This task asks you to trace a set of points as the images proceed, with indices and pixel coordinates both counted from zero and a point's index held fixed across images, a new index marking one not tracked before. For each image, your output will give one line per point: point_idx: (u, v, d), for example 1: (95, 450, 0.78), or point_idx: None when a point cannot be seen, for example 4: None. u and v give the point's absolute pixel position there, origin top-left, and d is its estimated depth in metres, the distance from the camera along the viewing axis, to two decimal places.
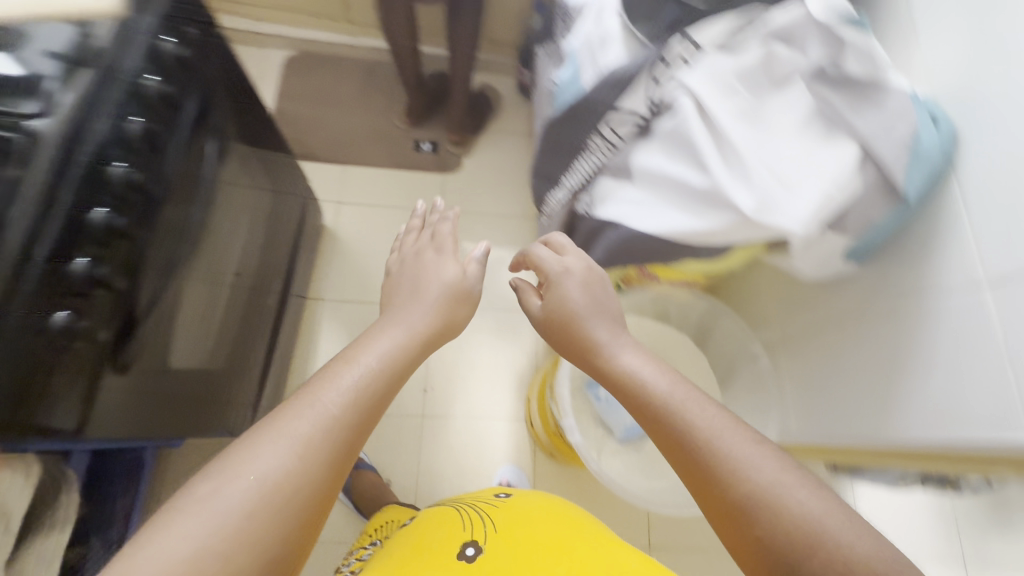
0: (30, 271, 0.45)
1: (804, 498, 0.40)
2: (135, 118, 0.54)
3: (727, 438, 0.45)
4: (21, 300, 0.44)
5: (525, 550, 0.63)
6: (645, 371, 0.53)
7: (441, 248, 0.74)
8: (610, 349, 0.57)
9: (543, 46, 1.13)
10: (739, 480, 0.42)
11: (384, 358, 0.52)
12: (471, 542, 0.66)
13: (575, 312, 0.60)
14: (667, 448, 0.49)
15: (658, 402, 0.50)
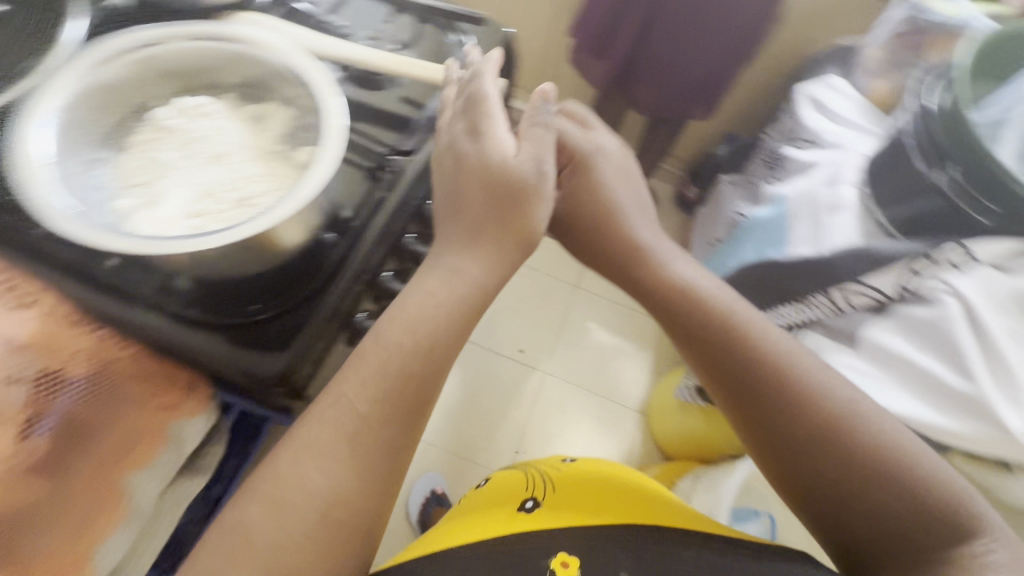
0: (366, 276, 0.53)
1: (884, 428, 0.48)
2: None
3: (811, 368, 0.51)
4: (353, 294, 0.52)
5: (582, 507, 0.65)
6: (697, 281, 0.56)
7: (480, 129, 0.53)
8: (662, 258, 0.57)
9: (729, 175, 1.21)
10: (823, 406, 0.49)
11: (443, 291, 0.50)
12: (532, 497, 0.69)
13: (647, 244, 0.58)
14: (732, 382, 0.52)
15: (746, 327, 0.53)
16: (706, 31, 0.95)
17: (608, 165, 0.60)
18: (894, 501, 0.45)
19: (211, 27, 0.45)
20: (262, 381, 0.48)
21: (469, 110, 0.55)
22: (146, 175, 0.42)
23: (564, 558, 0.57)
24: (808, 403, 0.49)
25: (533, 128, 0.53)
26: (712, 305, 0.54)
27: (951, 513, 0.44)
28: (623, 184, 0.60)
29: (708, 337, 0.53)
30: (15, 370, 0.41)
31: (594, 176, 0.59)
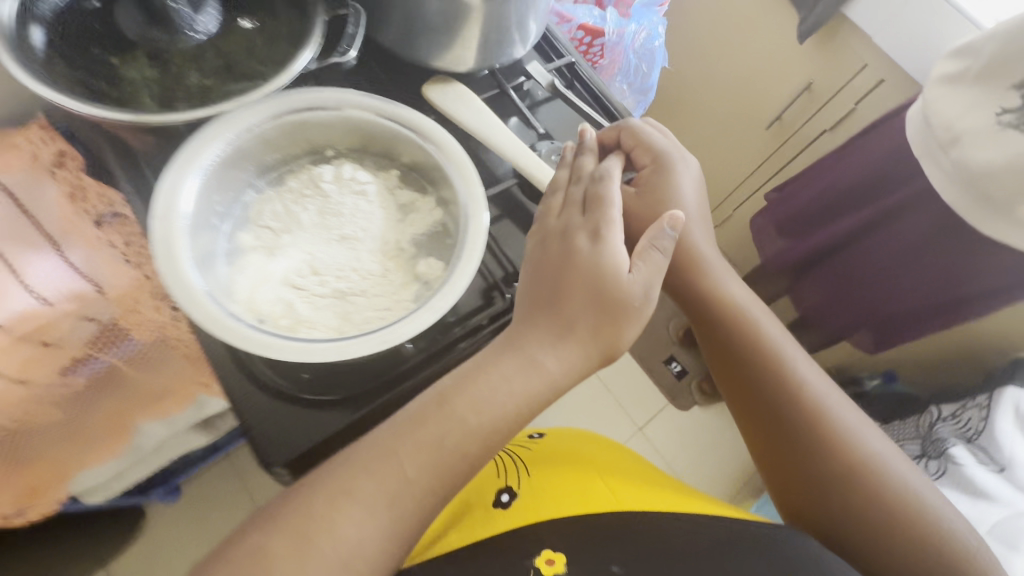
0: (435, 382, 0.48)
1: (896, 477, 0.51)
2: None
3: (836, 406, 0.54)
4: None
5: (560, 494, 0.56)
6: (747, 300, 0.57)
7: (600, 233, 0.47)
8: (717, 272, 0.57)
9: None
10: (846, 450, 0.52)
11: (515, 389, 0.43)
12: (506, 487, 0.60)
13: (711, 260, 0.56)
14: (766, 413, 0.55)
15: (780, 358, 0.55)
16: (918, 276, 0.81)
17: (694, 192, 0.56)
18: (907, 538, 0.49)
19: (408, 113, 0.41)
20: (268, 465, 0.42)
21: (586, 206, 0.48)
22: (276, 235, 0.40)
23: (549, 555, 0.50)
24: (835, 445, 0.52)
25: (652, 252, 0.47)
26: (754, 334, 0.56)
27: (951, 544, 0.49)
28: (693, 192, 0.56)
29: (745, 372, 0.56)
30: (95, 314, 0.50)
31: (668, 188, 0.55)
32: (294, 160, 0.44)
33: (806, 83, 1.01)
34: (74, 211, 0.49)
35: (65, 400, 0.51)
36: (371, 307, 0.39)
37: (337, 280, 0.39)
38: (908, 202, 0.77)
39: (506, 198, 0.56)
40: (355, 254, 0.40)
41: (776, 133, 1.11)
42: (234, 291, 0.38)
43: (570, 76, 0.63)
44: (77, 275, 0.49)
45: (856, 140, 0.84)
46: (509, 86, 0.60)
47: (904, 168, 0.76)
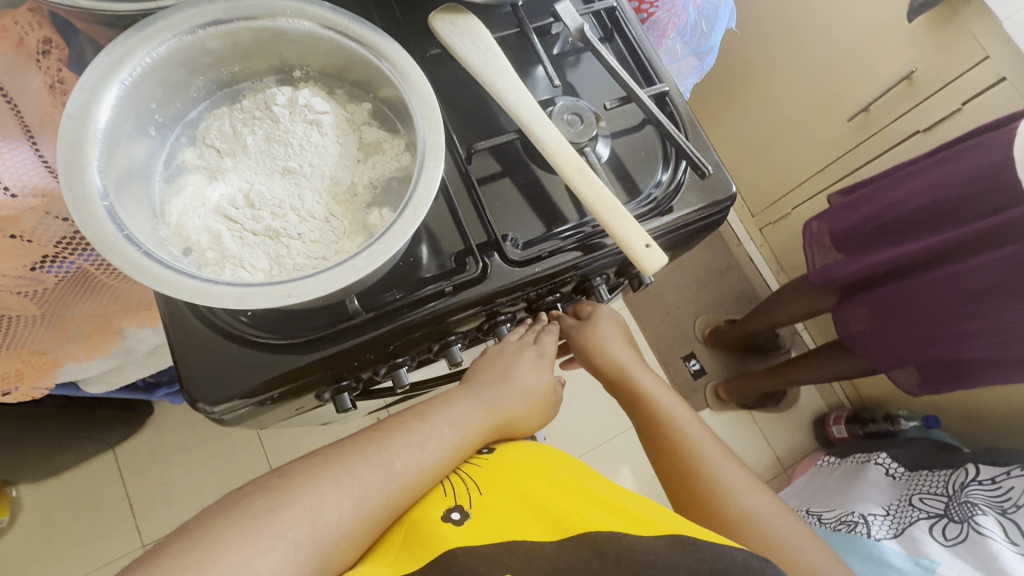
0: (391, 334, 0.44)
1: (803, 553, 0.45)
2: (564, 250, 0.48)
3: (720, 464, 0.51)
4: (347, 367, 0.44)
5: (518, 524, 0.43)
6: (656, 385, 0.56)
7: (544, 356, 0.54)
8: (628, 363, 0.57)
9: (886, 458, 0.96)
10: (751, 525, 0.46)
11: (456, 422, 0.47)
12: (455, 506, 0.44)
13: (623, 362, 0.57)
14: (674, 473, 0.52)
15: (661, 410, 0.54)
16: (977, 326, 0.71)
17: (614, 326, 0.58)
18: None
19: (379, 33, 0.35)
20: (196, 401, 0.41)
21: (536, 337, 0.55)
22: (217, 161, 0.36)
23: None
24: (715, 498, 0.48)
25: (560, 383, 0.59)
26: (665, 407, 0.54)
27: None
28: (620, 339, 0.58)
29: (638, 418, 0.56)
30: (64, 214, 0.48)
31: (603, 339, 0.57)
32: (258, 77, 0.39)
33: (908, 70, 0.85)
34: (53, 106, 0.48)
35: (33, 294, 0.52)
36: (306, 253, 0.35)
37: (272, 218, 0.35)
38: (988, 233, 0.65)
39: (506, 150, 0.51)
40: (299, 191, 0.36)
41: (858, 127, 0.97)
42: (165, 213, 0.35)
43: (610, 24, 0.55)
44: (45, 170, 0.47)
45: (951, 147, 0.71)
46: (535, 27, 0.54)
47: (1000, 188, 0.64)
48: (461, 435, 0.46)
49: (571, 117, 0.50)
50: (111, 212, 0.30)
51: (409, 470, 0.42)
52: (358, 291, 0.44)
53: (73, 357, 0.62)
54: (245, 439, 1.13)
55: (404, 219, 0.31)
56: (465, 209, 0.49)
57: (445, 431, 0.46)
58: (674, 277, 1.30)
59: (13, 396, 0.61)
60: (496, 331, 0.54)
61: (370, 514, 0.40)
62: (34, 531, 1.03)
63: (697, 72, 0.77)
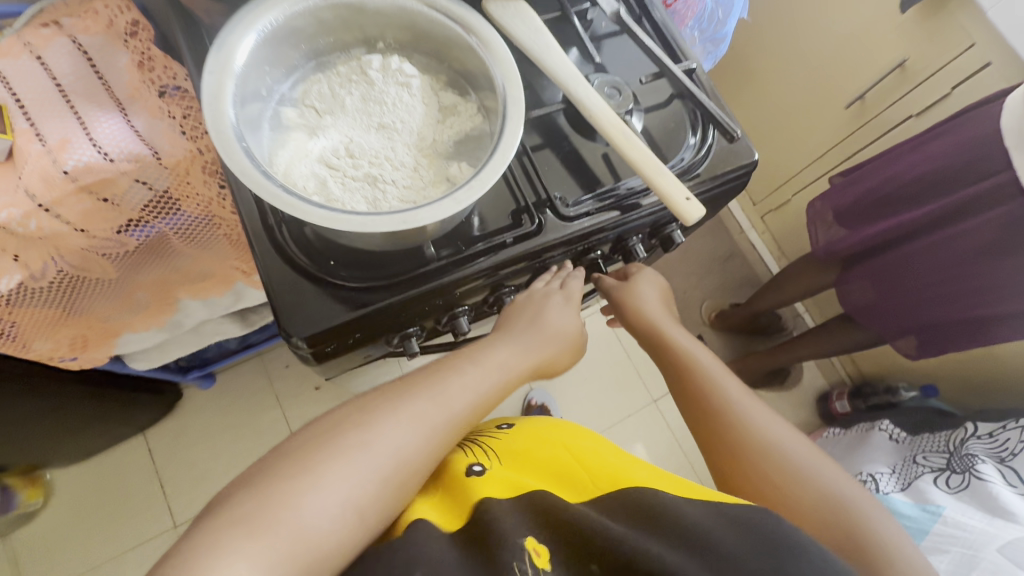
0: (457, 281, 0.49)
1: (815, 472, 0.46)
2: (602, 206, 0.53)
3: (737, 395, 0.53)
4: (418, 310, 0.49)
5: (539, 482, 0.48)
6: (681, 335, 0.60)
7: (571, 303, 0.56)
8: (656, 316, 0.61)
9: (889, 424, 1.00)
10: (763, 443, 0.49)
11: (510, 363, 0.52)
12: (478, 462, 0.50)
13: (654, 316, 0.61)
14: (693, 403, 0.54)
15: (697, 365, 0.56)
16: (970, 286, 0.77)
17: (652, 286, 0.64)
18: (826, 506, 0.44)
19: (464, 7, 0.40)
20: (289, 337, 0.45)
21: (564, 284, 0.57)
22: (317, 119, 0.41)
23: (535, 545, 0.40)
24: (741, 439, 0.49)
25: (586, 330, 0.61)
26: (688, 352, 0.58)
27: (863, 523, 0.43)
28: (653, 295, 0.63)
29: (670, 372, 0.59)
30: (150, 180, 0.52)
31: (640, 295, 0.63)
32: (348, 49, 0.44)
33: (900, 59, 0.92)
34: (141, 80, 0.52)
35: (114, 256, 0.56)
36: (399, 197, 0.40)
37: (370, 166, 0.40)
38: (977, 199, 0.72)
39: (550, 121, 0.57)
40: (391, 143, 0.41)
41: (855, 114, 1.03)
42: (274, 162, 0.39)
43: (639, 9, 0.61)
44: (137, 138, 0.51)
45: (944, 124, 0.78)
46: (574, 11, 0.59)
47: (987, 157, 0.70)
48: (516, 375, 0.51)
49: (610, 91, 0.56)
50: (246, 151, 0.34)
51: (467, 409, 0.46)
52: (431, 239, 0.49)
53: (131, 326, 0.68)
54: (272, 421, 1.16)
55: (493, 161, 0.36)
56: (518, 173, 0.54)
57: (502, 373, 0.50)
58: (680, 262, 1.36)
59: (60, 364, 0.65)
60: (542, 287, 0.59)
61: (442, 439, 0.44)
62: (68, 513, 1.05)
63: (710, 59, 0.84)
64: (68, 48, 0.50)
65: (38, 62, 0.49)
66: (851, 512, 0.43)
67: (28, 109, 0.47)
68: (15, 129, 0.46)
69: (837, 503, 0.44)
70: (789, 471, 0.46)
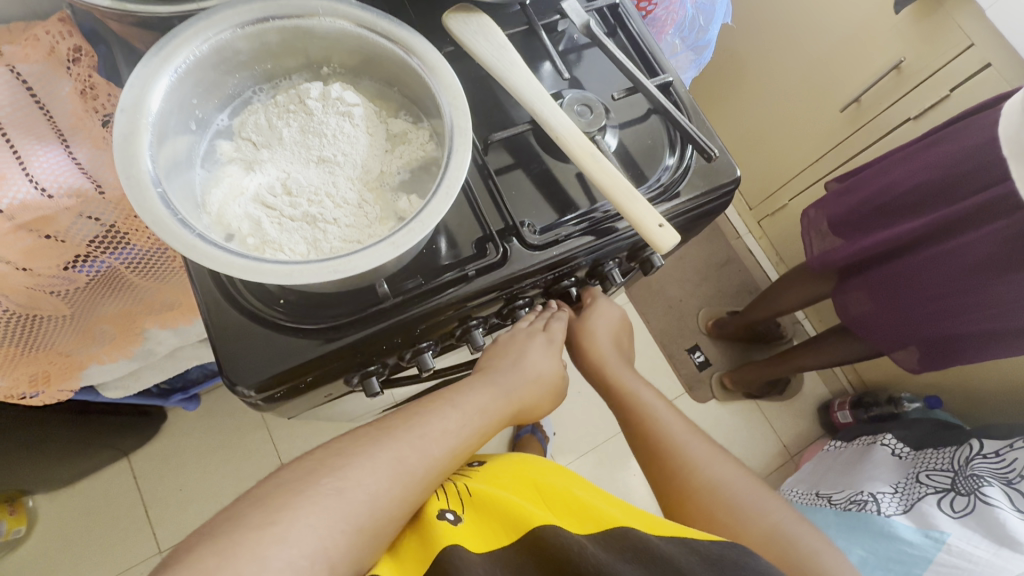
0: (417, 318, 0.46)
1: (763, 517, 0.46)
2: (573, 233, 0.50)
3: (686, 439, 0.52)
4: (376, 350, 0.46)
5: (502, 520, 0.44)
6: (631, 376, 0.58)
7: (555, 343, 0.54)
8: (607, 356, 0.59)
9: (892, 438, 0.97)
10: (712, 491, 0.48)
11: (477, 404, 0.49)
12: (449, 509, 0.46)
13: (603, 355, 0.59)
14: (644, 452, 0.53)
15: (646, 408, 0.55)
16: (971, 301, 0.74)
17: (607, 324, 0.59)
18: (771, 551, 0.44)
19: (405, 29, 0.37)
20: (236, 385, 0.42)
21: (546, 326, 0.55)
22: (254, 154, 0.38)
23: None
24: (689, 488, 0.49)
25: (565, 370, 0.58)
26: (637, 394, 0.56)
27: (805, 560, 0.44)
28: (609, 335, 0.59)
29: (623, 415, 0.57)
30: (96, 215, 0.50)
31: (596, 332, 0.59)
32: (289, 76, 0.41)
33: (897, 61, 0.89)
34: (85, 110, 0.50)
35: (65, 293, 0.53)
36: (342, 237, 0.37)
37: (309, 204, 0.37)
38: (976, 211, 0.68)
39: (518, 142, 0.53)
40: (333, 178, 0.38)
41: (851, 117, 1.00)
42: (205, 203, 0.36)
43: (613, 20, 0.58)
44: (79, 171, 0.49)
45: (942, 129, 0.74)
46: (543, 24, 0.56)
47: (986, 167, 0.67)
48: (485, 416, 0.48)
49: (581, 109, 0.52)
50: (164, 198, 0.32)
51: (428, 460, 0.42)
52: (386, 276, 0.46)
53: (99, 360, 0.63)
54: (259, 442, 1.14)
55: (438, 201, 0.33)
56: (483, 198, 0.51)
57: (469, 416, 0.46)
58: (675, 270, 1.32)
59: (26, 401, 0.60)
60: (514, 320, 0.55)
61: (400, 493, 0.40)
62: (52, 542, 1.03)
63: (695, 66, 0.80)
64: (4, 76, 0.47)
65: None
66: (798, 554, 0.44)
67: None
68: None
69: (794, 554, 0.44)
70: (735, 517, 0.46)
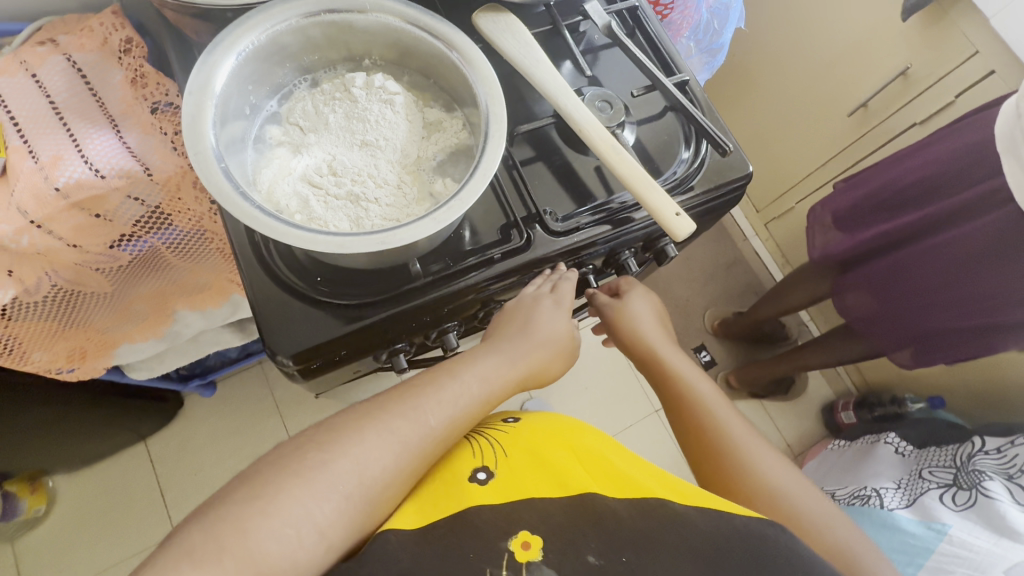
0: (444, 298, 0.49)
1: (805, 505, 0.49)
2: (592, 221, 0.53)
3: (730, 423, 0.55)
4: (405, 327, 0.49)
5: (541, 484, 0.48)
6: (676, 359, 0.60)
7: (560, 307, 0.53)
8: (652, 339, 0.61)
9: (895, 437, 0.98)
10: (755, 475, 0.51)
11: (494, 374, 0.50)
12: (482, 467, 0.49)
13: (649, 338, 0.61)
14: (688, 432, 0.56)
15: (693, 392, 0.57)
16: (963, 294, 0.76)
17: (643, 303, 0.63)
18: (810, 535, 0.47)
19: (445, 23, 0.40)
20: (275, 354, 0.45)
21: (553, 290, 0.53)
22: (302, 137, 0.41)
23: (526, 537, 0.42)
24: (732, 469, 0.52)
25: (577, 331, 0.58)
26: (684, 377, 0.58)
27: (839, 544, 0.47)
28: (648, 314, 0.63)
29: (669, 402, 0.59)
30: (141, 196, 0.53)
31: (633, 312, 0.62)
32: (333, 66, 0.44)
33: (903, 67, 0.91)
34: (135, 97, 0.53)
35: (108, 271, 0.56)
36: (382, 215, 0.39)
37: (353, 184, 0.40)
38: (970, 204, 0.71)
39: (541, 136, 0.56)
40: (375, 161, 0.40)
41: (858, 121, 1.02)
42: (257, 181, 0.39)
43: (632, 21, 0.60)
44: (128, 155, 0.51)
45: (942, 130, 0.77)
46: (566, 24, 0.59)
47: (981, 164, 0.69)
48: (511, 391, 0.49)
49: (602, 104, 0.55)
50: (226, 172, 0.34)
51: (441, 425, 0.45)
52: (417, 257, 0.49)
53: (130, 339, 0.67)
54: (272, 430, 1.17)
55: (476, 183, 0.36)
56: (507, 186, 0.54)
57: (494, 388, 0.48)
58: (683, 271, 1.35)
59: (60, 376, 0.63)
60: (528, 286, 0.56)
61: (417, 453, 0.43)
62: (69, 519, 1.06)
63: (708, 69, 0.83)
64: (63, 65, 0.51)
65: (33, 79, 0.50)
66: (833, 538, 0.47)
67: (24, 129, 0.48)
68: (9, 147, 0.47)
69: (830, 539, 0.47)
70: (777, 502, 0.49)
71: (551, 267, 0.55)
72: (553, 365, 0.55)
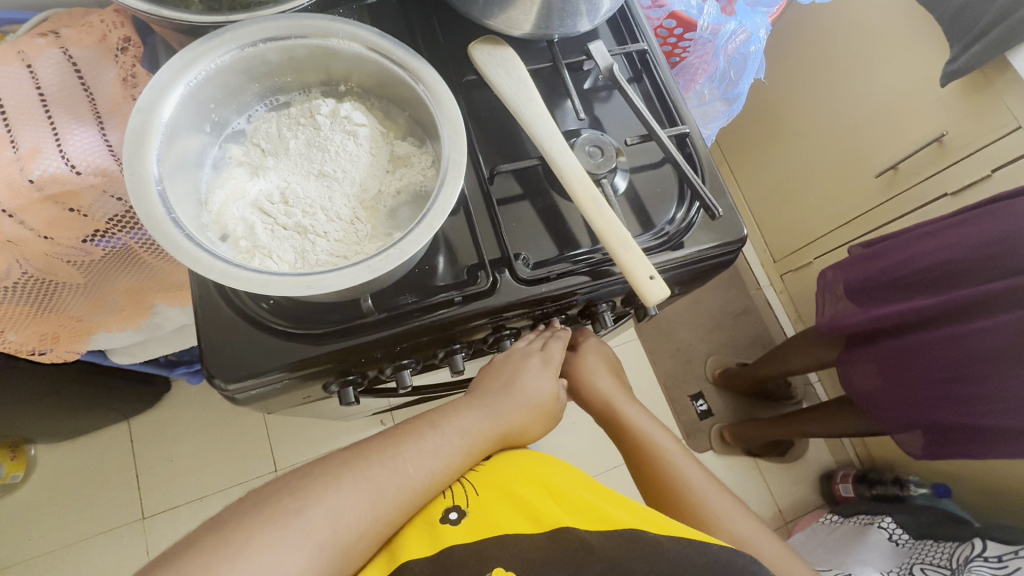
0: (400, 337, 0.46)
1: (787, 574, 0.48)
2: (574, 274, 0.50)
3: (704, 489, 0.52)
4: (355, 362, 0.47)
5: (518, 519, 0.44)
6: (641, 419, 0.57)
7: (550, 365, 0.52)
8: (612, 397, 0.58)
9: (891, 523, 0.95)
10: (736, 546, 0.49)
11: (467, 428, 0.47)
12: (455, 506, 0.46)
13: (610, 394, 0.58)
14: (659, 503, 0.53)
15: (660, 454, 0.54)
16: (979, 389, 0.72)
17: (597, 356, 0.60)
18: None
19: (418, 59, 0.39)
20: (213, 376, 0.44)
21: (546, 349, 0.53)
22: (260, 160, 0.40)
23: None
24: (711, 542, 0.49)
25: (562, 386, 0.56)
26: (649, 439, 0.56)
27: None
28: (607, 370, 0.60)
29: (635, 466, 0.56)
30: (120, 194, 0.53)
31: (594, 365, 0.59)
32: (307, 89, 0.43)
33: (939, 133, 0.86)
34: (123, 96, 0.52)
35: (80, 264, 0.57)
36: (329, 251, 0.38)
37: (303, 215, 0.38)
38: (997, 295, 0.67)
39: (526, 175, 0.53)
40: (329, 193, 0.39)
41: (887, 184, 0.97)
42: (207, 201, 0.38)
43: (640, 65, 0.58)
44: (108, 153, 0.52)
45: (975, 209, 0.72)
46: (567, 62, 0.57)
47: (1018, 252, 0.65)
48: (466, 445, 0.47)
49: (592, 149, 0.52)
50: (163, 197, 0.34)
51: (415, 480, 0.43)
52: (373, 291, 0.47)
53: (106, 328, 0.67)
54: (251, 425, 1.16)
55: (422, 231, 0.34)
56: (482, 224, 0.51)
57: (453, 439, 0.46)
58: (689, 314, 1.30)
59: (37, 357, 0.63)
60: (500, 339, 0.54)
61: (397, 505, 0.41)
62: (45, 490, 1.08)
63: (725, 117, 0.78)
64: (58, 58, 0.51)
65: (28, 70, 0.50)
66: None
67: (9, 117, 0.48)
68: None
69: None
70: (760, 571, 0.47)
71: (545, 324, 0.55)
72: (533, 427, 0.53)
